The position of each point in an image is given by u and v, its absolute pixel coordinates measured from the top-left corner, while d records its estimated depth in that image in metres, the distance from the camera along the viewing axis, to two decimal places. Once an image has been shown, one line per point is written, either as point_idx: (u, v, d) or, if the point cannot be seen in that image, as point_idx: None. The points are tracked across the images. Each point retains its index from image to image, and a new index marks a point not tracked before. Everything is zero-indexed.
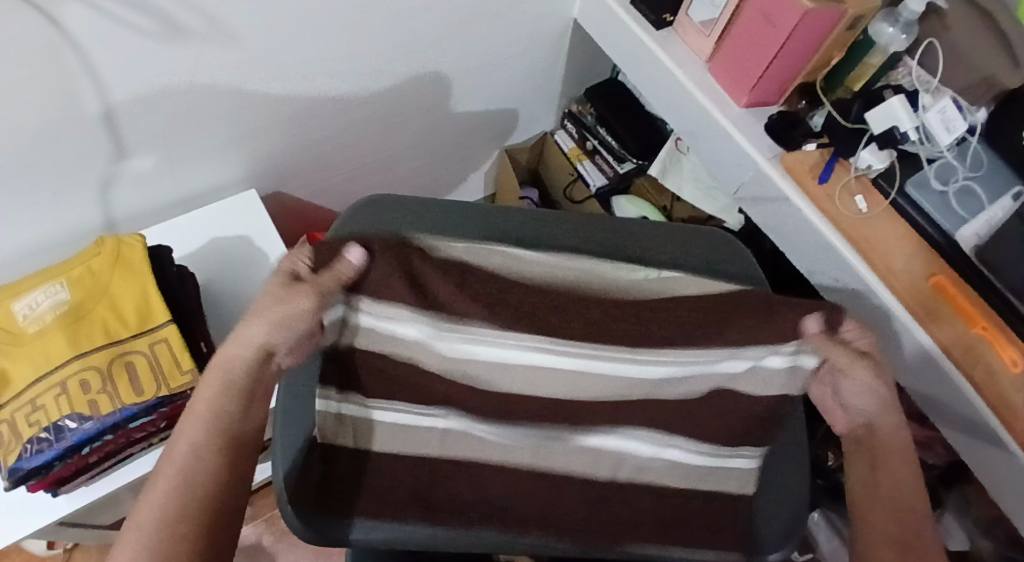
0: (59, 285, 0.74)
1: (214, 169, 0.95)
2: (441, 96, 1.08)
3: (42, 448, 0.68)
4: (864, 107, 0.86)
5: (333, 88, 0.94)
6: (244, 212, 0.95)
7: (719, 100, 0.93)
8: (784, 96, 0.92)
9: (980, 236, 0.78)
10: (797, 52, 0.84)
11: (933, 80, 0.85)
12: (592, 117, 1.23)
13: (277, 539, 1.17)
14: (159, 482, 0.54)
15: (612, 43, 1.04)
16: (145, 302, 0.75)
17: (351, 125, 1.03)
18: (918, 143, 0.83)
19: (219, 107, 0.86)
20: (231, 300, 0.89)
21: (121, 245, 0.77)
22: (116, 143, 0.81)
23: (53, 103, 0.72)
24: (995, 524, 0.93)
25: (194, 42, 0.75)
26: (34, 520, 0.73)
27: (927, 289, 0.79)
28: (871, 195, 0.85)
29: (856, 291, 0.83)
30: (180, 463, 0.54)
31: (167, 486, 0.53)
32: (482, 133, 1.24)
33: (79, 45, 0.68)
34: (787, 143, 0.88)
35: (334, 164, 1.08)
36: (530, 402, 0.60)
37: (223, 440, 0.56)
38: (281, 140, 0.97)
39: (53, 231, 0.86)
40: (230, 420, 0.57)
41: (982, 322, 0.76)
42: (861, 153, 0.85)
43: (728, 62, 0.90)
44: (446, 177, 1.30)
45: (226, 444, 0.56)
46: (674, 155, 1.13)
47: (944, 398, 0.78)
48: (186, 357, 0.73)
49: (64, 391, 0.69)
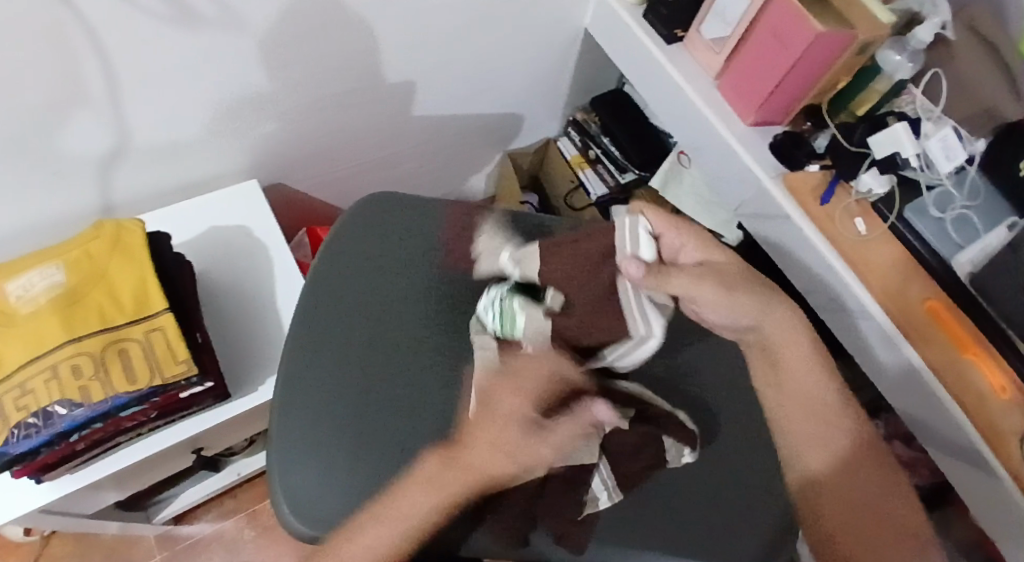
0: (55, 267, 0.72)
1: (217, 158, 0.94)
2: (449, 96, 1.09)
3: (30, 434, 0.66)
4: (867, 131, 0.87)
5: (342, 81, 0.94)
6: (245, 202, 0.93)
7: (725, 116, 0.94)
8: (789, 117, 0.93)
9: (975, 264, 0.78)
10: (806, 74, 0.85)
11: (936, 109, 0.87)
12: (597, 127, 1.23)
13: (258, 535, 1.15)
14: (378, 525, 0.57)
15: (622, 54, 1.05)
16: (142, 289, 0.74)
17: (356, 120, 1.02)
18: (919, 169, 0.84)
19: (228, 95, 0.85)
20: (226, 291, 0.88)
21: (121, 230, 0.75)
22: (121, 125, 0.80)
23: (59, 83, 0.71)
24: (975, 549, 0.94)
25: (207, 27, 0.75)
26: (19, 504, 0.71)
27: (922, 313, 0.80)
28: (871, 219, 0.87)
29: (851, 311, 0.84)
30: (403, 509, 0.58)
31: (388, 535, 0.56)
32: (486, 136, 1.24)
33: (91, 25, 0.67)
34: (791, 163, 0.90)
35: (339, 158, 1.08)
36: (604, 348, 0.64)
37: (464, 496, 0.58)
38: (289, 130, 0.97)
39: (51, 213, 0.85)
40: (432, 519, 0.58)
41: (973, 348, 0.77)
42: (862, 177, 0.86)
43: (737, 80, 0.91)
44: (447, 178, 1.30)
45: (458, 502, 0.58)
46: (676, 168, 1.14)
47: (933, 421, 0.79)
48: (182, 347, 0.72)
49: (55, 376, 0.68)
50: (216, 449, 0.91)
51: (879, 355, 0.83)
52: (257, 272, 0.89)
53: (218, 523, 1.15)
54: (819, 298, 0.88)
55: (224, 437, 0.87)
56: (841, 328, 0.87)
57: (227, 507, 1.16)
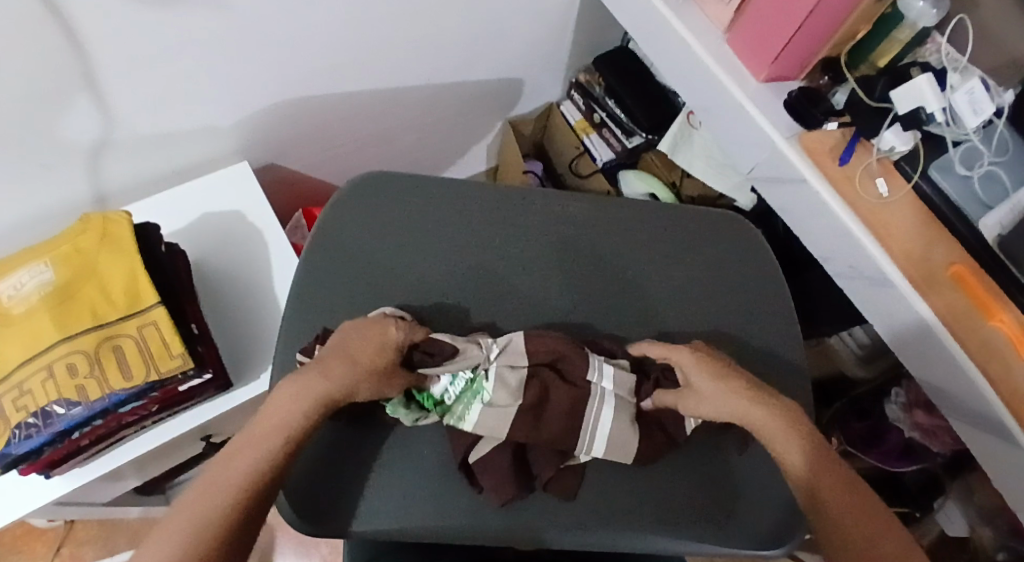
0: (44, 264, 0.71)
1: (206, 141, 0.91)
2: (445, 65, 1.04)
3: (31, 434, 0.66)
4: (889, 84, 0.82)
5: (331, 56, 0.90)
6: (238, 185, 0.91)
7: (736, 74, 0.88)
8: (805, 72, 0.87)
9: (1003, 226, 0.74)
10: (822, 23, 0.79)
11: (962, 58, 0.81)
12: (601, 89, 1.18)
13: (276, 513, 1.17)
14: (200, 497, 0.50)
15: (626, 11, 0.99)
16: (132, 284, 0.72)
17: (349, 95, 0.98)
18: (944, 125, 0.79)
19: (214, 76, 0.82)
20: (222, 278, 0.86)
21: (107, 222, 0.73)
22: (102, 114, 0.77)
23: (33, 76, 0.68)
24: (997, 515, 0.92)
25: (186, 8, 0.71)
26: (29, 501, 0.72)
27: (945, 278, 0.76)
28: (893, 178, 0.82)
29: (869, 278, 0.80)
30: (232, 474, 0.51)
31: (195, 518, 0.49)
32: (487, 103, 1.20)
33: (63, 14, 0.64)
34: (807, 121, 0.84)
35: (334, 135, 1.04)
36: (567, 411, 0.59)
37: (268, 464, 0.52)
38: (279, 109, 0.93)
39: (41, 206, 0.83)
40: (297, 439, 0.54)
41: (999, 314, 0.73)
42: (884, 134, 0.81)
43: (748, 34, 0.86)
44: (449, 148, 1.26)
45: (263, 473, 0.52)
46: (686, 129, 1.08)
47: (955, 391, 0.76)
48: (175, 341, 0.70)
49: (51, 376, 0.67)
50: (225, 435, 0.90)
51: (901, 321, 0.79)
52: (254, 257, 0.88)
53: None
54: (836, 265, 0.84)
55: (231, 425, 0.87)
56: (859, 295, 0.83)
57: None
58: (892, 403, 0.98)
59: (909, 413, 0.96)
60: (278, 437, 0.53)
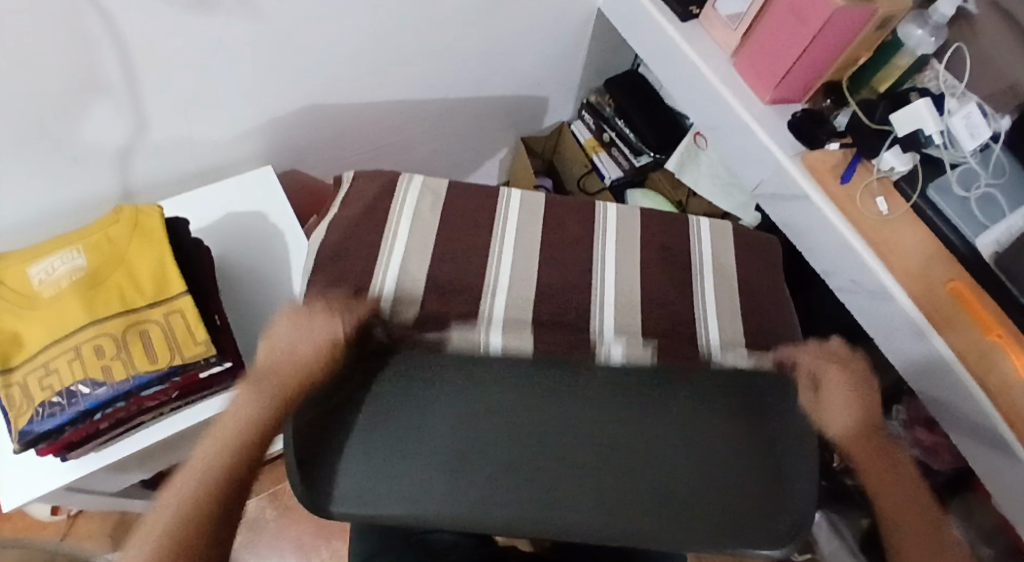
0: (76, 251, 0.74)
1: (232, 144, 0.94)
2: (463, 80, 1.08)
3: (54, 412, 0.67)
4: (888, 108, 0.86)
5: (355, 65, 0.94)
6: (261, 187, 0.95)
7: (742, 95, 0.92)
8: (808, 95, 0.91)
9: (1000, 243, 0.77)
10: (827, 48, 0.83)
11: (959, 85, 0.85)
12: (611, 109, 1.21)
13: (280, 516, 1.18)
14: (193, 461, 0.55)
15: (637, 34, 1.04)
16: (161, 272, 0.75)
17: (371, 105, 1.02)
18: (942, 147, 0.82)
19: (245, 81, 0.86)
20: (243, 275, 0.89)
21: (139, 214, 0.77)
22: (135, 113, 0.81)
23: (74, 73, 0.72)
24: (997, 535, 0.90)
25: (221, 14, 0.75)
26: (44, 483, 0.73)
27: (945, 295, 0.78)
28: (892, 197, 0.85)
29: (870, 292, 0.83)
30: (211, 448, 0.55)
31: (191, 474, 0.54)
32: (501, 120, 1.24)
33: (108, 14, 0.68)
34: (809, 140, 0.88)
35: (354, 143, 1.08)
36: (466, 248, 0.79)
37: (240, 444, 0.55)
38: (299, 115, 0.97)
39: (72, 199, 0.86)
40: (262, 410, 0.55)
41: (997, 330, 0.75)
42: (884, 154, 0.84)
43: (754, 59, 0.90)
44: (462, 163, 1.30)
45: (232, 452, 0.54)
46: (692, 149, 1.13)
47: (954, 404, 0.78)
48: (200, 328, 0.73)
49: (78, 356, 0.69)
50: None
51: (900, 334, 0.81)
52: (274, 255, 0.91)
53: None
54: (838, 279, 0.87)
55: None
56: (860, 308, 0.86)
57: None
58: (893, 420, 0.99)
59: (910, 430, 0.97)
60: (241, 423, 0.55)
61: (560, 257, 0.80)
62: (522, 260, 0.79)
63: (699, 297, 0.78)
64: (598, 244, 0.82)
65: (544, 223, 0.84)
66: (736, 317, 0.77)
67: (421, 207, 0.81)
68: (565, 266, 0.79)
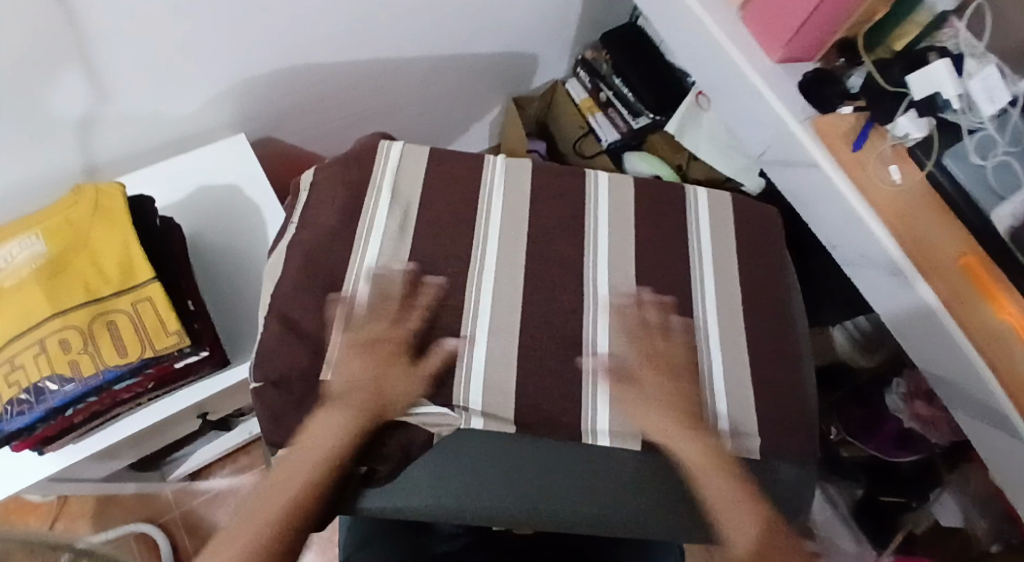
0: (35, 236, 0.69)
1: (201, 112, 0.88)
2: (447, 37, 1.01)
3: (23, 410, 0.64)
4: (905, 69, 0.80)
5: (331, 24, 0.86)
6: (237, 157, 0.89)
7: (751, 53, 0.86)
8: (821, 52, 0.85)
9: (1016, 217, 0.72)
10: (843, 3, 0.76)
11: (980, 44, 0.78)
12: (608, 66, 1.14)
13: None
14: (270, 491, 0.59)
15: None
16: (126, 259, 0.70)
17: (349, 65, 0.95)
18: (959, 112, 0.76)
19: (210, 44, 0.79)
20: (219, 253, 0.84)
21: (100, 194, 0.72)
22: (92, 84, 0.74)
23: (17, 43, 0.65)
24: (991, 505, 0.93)
25: None
26: (21, 477, 0.71)
27: (956, 270, 0.75)
28: (905, 164, 0.81)
29: (880, 267, 0.80)
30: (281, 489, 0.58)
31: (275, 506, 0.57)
32: (490, 79, 1.17)
33: None
34: (821, 104, 0.82)
35: (332, 107, 1.01)
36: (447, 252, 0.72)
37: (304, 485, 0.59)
38: (270, 79, 0.89)
39: (32, 177, 0.80)
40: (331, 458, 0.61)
41: (1009, 307, 0.72)
42: (899, 119, 0.78)
43: (763, 13, 0.83)
44: (450, 125, 1.23)
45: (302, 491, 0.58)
46: (693, 110, 1.07)
47: (962, 383, 0.76)
48: (171, 317, 0.69)
49: (43, 350, 0.65)
50: (222, 413, 0.88)
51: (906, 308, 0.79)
52: (250, 236, 0.85)
53: (234, 478, 1.16)
54: (846, 252, 0.84)
55: (227, 403, 0.84)
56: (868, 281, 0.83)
57: (240, 462, 1.17)
58: (893, 393, 0.96)
59: (909, 403, 0.94)
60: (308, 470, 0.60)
61: (539, 251, 0.74)
62: (505, 253, 0.73)
63: (700, 312, 0.72)
64: (589, 217, 0.77)
65: (531, 189, 0.78)
66: (744, 369, 0.70)
67: (404, 169, 0.77)
68: (551, 266, 0.73)
